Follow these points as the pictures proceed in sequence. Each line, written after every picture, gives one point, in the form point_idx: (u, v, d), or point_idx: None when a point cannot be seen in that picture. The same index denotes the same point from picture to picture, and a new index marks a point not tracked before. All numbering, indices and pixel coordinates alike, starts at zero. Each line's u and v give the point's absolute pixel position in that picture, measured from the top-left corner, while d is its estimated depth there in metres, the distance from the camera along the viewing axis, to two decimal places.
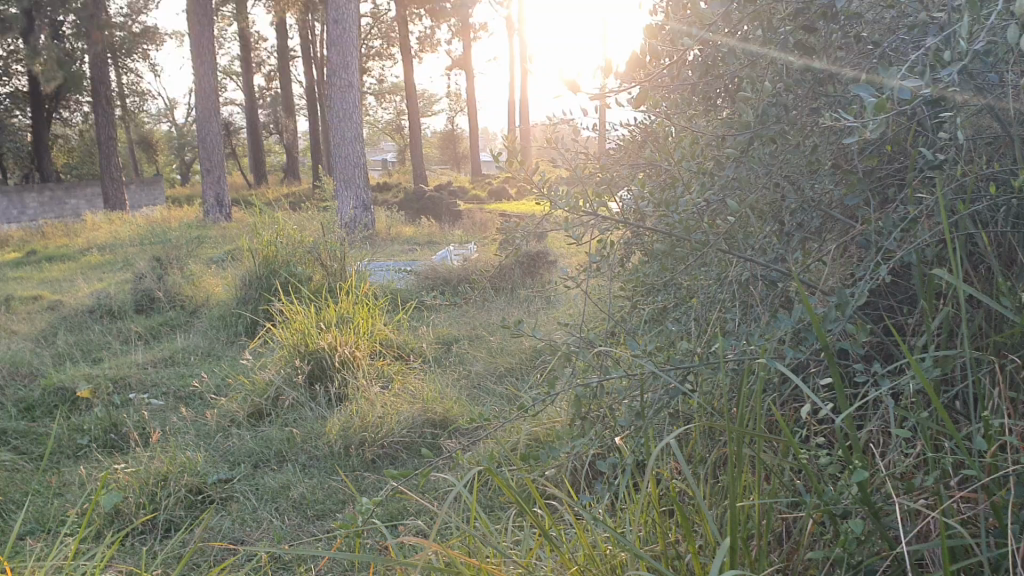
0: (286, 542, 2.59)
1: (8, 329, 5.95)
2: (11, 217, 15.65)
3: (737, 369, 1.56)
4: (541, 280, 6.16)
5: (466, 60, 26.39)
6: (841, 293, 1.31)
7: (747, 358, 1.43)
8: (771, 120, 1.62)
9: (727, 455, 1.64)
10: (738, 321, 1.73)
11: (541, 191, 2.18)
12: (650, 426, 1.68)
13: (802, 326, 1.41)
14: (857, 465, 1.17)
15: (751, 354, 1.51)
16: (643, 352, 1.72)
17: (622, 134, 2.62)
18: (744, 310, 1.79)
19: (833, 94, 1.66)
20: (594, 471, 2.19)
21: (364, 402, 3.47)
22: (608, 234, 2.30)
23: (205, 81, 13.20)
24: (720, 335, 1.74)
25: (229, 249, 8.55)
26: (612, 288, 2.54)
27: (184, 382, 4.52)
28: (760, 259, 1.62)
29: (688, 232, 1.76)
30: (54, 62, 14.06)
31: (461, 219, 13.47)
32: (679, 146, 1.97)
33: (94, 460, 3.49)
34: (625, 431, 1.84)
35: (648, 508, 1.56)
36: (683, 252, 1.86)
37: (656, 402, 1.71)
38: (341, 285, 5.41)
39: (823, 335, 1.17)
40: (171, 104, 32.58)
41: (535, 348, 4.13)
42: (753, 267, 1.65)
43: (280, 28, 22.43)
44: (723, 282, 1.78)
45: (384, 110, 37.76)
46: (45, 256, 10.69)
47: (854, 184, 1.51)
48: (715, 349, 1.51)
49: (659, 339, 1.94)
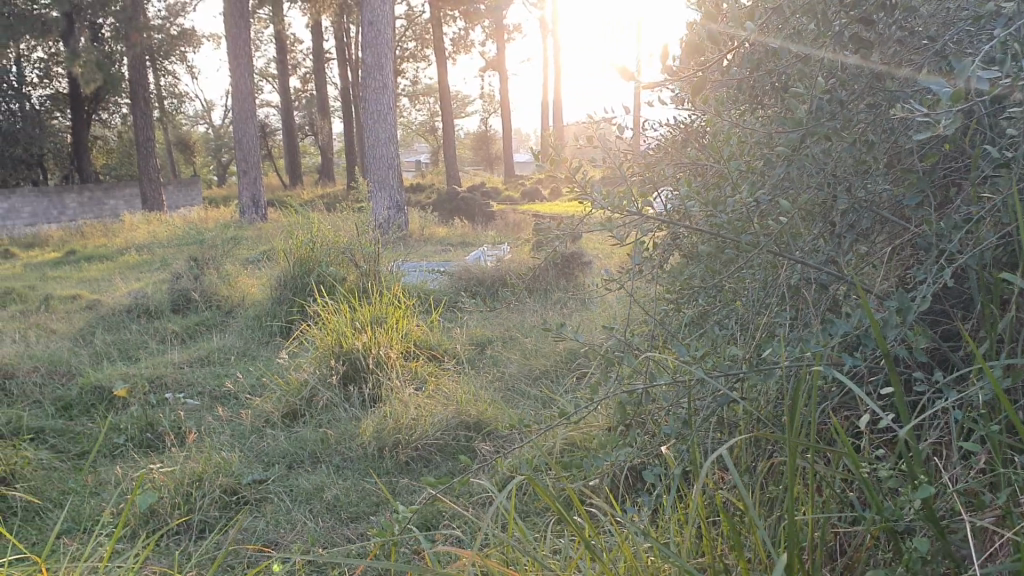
0: (320, 545, 2.57)
1: (48, 328, 6.02)
2: (51, 217, 15.90)
3: (787, 375, 1.51)
4: (575, 282, 6.12)
5: (500, 61, 26.40)
6: (903, 298, 1.26)
7: (800, 365, 1.38)
8: (825, 116, 1.56)
9: (775, 464, 1.59)
10: (787, 325, 1.67)
11: (582, 190, 2.13)
12: (695, 435, 1.64)
13: (858, 332, 1.36)
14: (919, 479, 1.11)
15: (803, 361, 1.46)
16: (689, 359, 1.68)
17: (661, 134, 2.57)
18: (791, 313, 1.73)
19: (889, 89, 1.59)
20: (634, 478, 2.15)
21: (399, 403, 3.44)
22: (649, 235, 2.25)
23: (241, 83, 13.32)
24: (767, 338, 1.70)
25: (265, 249, 8.60)
26: (650, 290, 2.49)
27: (219, 382, 4.53)
28: (812, 262, 1.56)
29: (735, 234, 1.70)
30: (94, 65, 14.26)
31: (495, 220, 13.47)
32: (726, 145, 1.91)
33: (130, 459, 3.51)
34: (667, 438, 1.80)
35: (694, 519, 1.52)
36: (729, 253, 1.81)
37: (701, 409, 1.66)
38: (375, 286, 5.40)
39: (883, 342, 1.12)
40: (208, 106, 32.95)
41: (570, 350, 4.09)
42: (803, 270, 1.59)
43: (315, 30, 22.60)
44: (768, 285, 1.73)
45: (417, 111, 37.92)
46: (84, 256, 10.83)
47: (913, 184, 1.45)
48: (765, 356, 1.46)
49: (703, 343, 1.89)
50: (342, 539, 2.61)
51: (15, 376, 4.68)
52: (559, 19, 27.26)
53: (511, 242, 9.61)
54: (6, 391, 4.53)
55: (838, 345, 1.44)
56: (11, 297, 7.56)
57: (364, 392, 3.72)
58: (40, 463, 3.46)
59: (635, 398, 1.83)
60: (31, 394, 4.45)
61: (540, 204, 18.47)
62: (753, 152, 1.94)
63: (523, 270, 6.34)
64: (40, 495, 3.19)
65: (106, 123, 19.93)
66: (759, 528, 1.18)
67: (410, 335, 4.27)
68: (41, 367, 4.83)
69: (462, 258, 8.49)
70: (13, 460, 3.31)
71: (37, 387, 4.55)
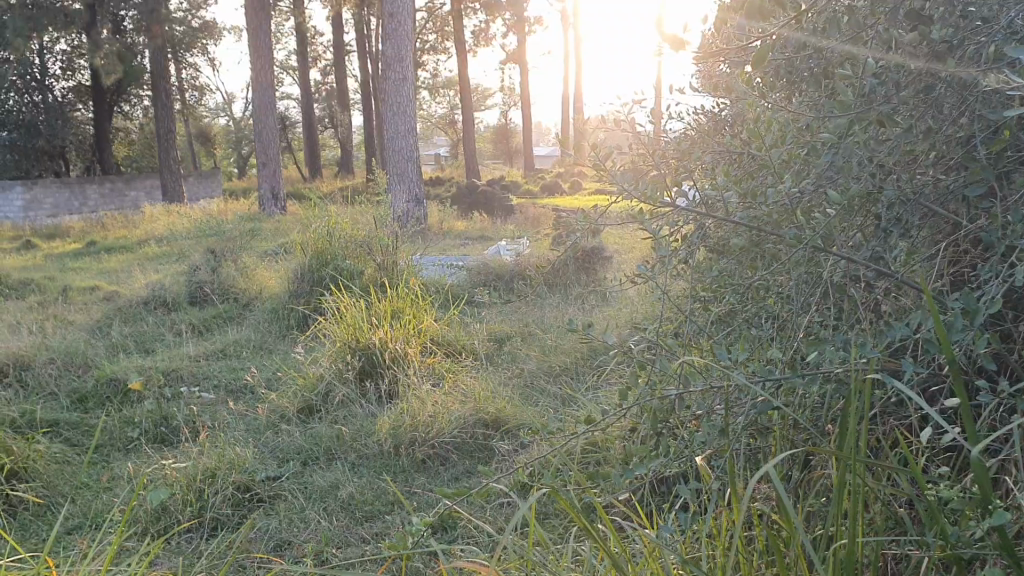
0: (333, 545, 2.52)
1: (65, 319, 5.99)
2: (73, 209, 15.96)
3: (836, 379, 1.43)
4: (595, 277, 6.04)
5: (520, 54, 26.29)
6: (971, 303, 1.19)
7: (852, 371, 1.31)
8: (875, 101, 1.47)
9: (819, 476, 1.52)
10: (831, 325, 1.59)
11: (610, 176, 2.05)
12: (733, 444, 1.57)
13: (920, 336, 1.28)
14: (991, 501, 1.04)
15: (854, 363, 1.38)
16: (730, 364, 1.60)
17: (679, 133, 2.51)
18: (834, 311, 1.64)
19: (948, 72, 1.49)
20: (663, 492, 2.07)
21: (416, 399, 3.37)
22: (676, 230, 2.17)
23: (261, 75, 13.31)
24: (809, 339, 1.62)
25: (283, 242, 8.56)
26: (677, 286, 2.40)
27: (236, 375, 4.48)
28: (861, 258, 1.48)
29: (776, 229, 1.63)
30: (115, 57, 14.27)
31: (514, 214, 13.37)
32: (764, 132, 1.83)
33: (144, 454, 3.46)
34: (703, 449, 1.72)
35: (732, 537, 1.44)
36: (772, 249, 1.73)
37: (740, 414, 1.59)
38: (393, 280, 5.33)
39: (950, 352, 1.05)
40: (229, 98, 33.00)
41: (589, 347, 4.02)
42: (849, 266, 1.51)
43: (336, 23, 22.60)
44: (808, 283, 1.65)
45: (437, 105, 37.88)
46: (104, 247, 10.83)
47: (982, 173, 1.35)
48: (814, 360, 1.39)
49: (742, 345, 1.80)
50: (356, 539, 2.54)
51: (31, 368, 4.65)
52: (580, 12, 27.17)
53: (531, 237, 9.53)
54: (22, 383, 4.50)
55: (882, 346, 1.36)
56: (29, 288, 7.55)
57: (380, 388, 3.66)
58: (53, 456, 3.43)
59: (664, 402, 1.77)
60: (47, 386, 4.42)
61: (560, 198, 18.38)
62: (794, 139, 1.84)
63: (543, 265, 6.26)
64: (52, 489, 3.15)
65: (127, 114, 20.00)
66: (801, 532, 1.12)
67: (426, 330, 4.19)
68: (57, 358, 4.80)
69: (482, 252, 8.41)
70: (26, 453, 3.27)
71: (53, 379, 4.53)
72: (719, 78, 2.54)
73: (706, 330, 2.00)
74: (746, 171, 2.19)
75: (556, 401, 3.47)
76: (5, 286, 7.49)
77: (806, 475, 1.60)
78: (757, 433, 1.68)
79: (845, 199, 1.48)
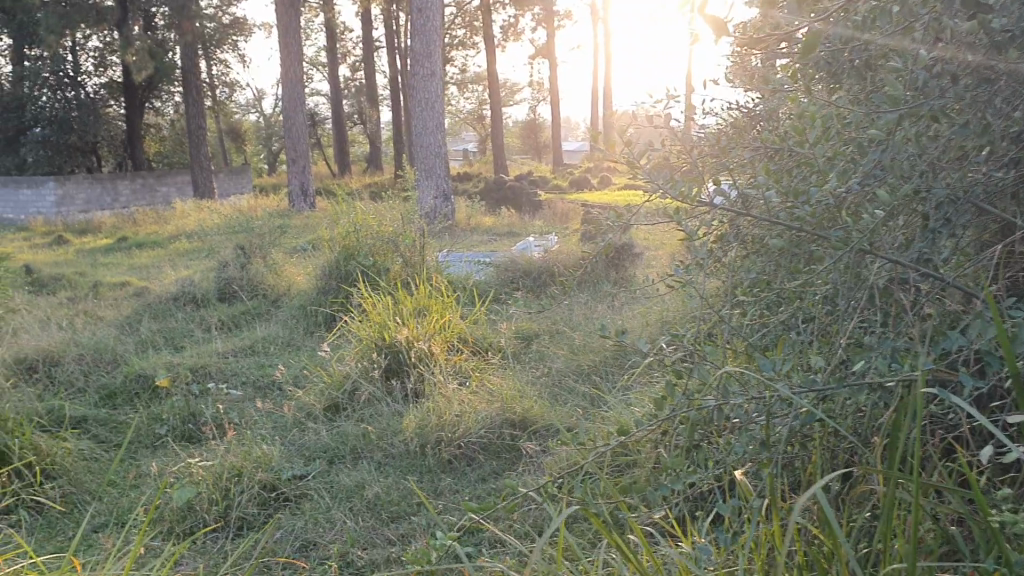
0: (359, 547, 2.48)
1: (95, 315, 6.03)
2: (105, 204, 16.11)
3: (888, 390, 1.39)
4: (624, 274, 5.98)
5: (549, 49, 26.21)
6: None
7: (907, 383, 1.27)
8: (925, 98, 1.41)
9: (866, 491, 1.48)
10: (877, 331, 1.54)
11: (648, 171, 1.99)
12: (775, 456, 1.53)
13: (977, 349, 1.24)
14: None
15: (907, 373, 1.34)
16: (774, 373, 1.56)
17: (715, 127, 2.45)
18: (879, 316, 1.59)
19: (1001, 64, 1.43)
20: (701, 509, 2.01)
21: (442, 398, 3.33)
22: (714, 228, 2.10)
23: (290, 71, 13.35)
24: (853, 346, 1.57)
25: (311, 238, 8.58)
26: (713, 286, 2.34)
27: (264, 372, 4.47)
28: (911, 262, 1.43)
29: (820, 229, 1.57)
30: (146, 54, 14.37)
31: (542, 209, 13.32)
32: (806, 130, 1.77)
33: (171, 451, 3.46)
34: (743, 461, 1.67)
35: (778, 555, 1.40)
36: (815, 251, 1.67)
37: (784, 424, 1.55)
38: (421, 276, 5.31)
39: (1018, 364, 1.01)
40: (259, 95, 33.17)
41: (618, 346, 3.97)
42: (897, 270, 1.46)
43: (364, 18, 22.63)
44: (852, 287, 1.60)
45: (465, 100, 37.87)
46: (135, 243, 10.90)
47: None
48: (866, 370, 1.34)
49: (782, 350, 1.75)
50: (381, 540, 2.51)
51: (60, 364, 4.67)
52: (609, 6, 27.02)
53: (559, 233, 9.47)
54: (52, 379, 4.53)
55: (932, 354, 1.31)
56: (61, 283, 7.61)
57: (408, 386, 3.63)
58: (80, 454, 3.43)
59: (703, 412, 1.73)
60: (76, 382, 4.44)
61: (588, 193, 18.29)
62: (836, 135, 1.79)
63: (572, 262, 6.21)
64: (80, 487, 3.16)
65: (158, 110, 20.17)
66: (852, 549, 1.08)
67: (454, 328, 4.15)
68: (86, 354, 4.82)
69: (510, 248, 8.37)
70: (54, 450, 3.28)
71: (82, 375, 4.54)
72: (754, 72, 2.47)
73: (744, 334, 1.95)
74: (782, 166, 2.13)
75: (585, 402, 3.42)
76: (38, 281, 7.56)
77: (850, 487, 1.56)
78: (799, 442, 1.64)
79: (893, 200, 1.42)
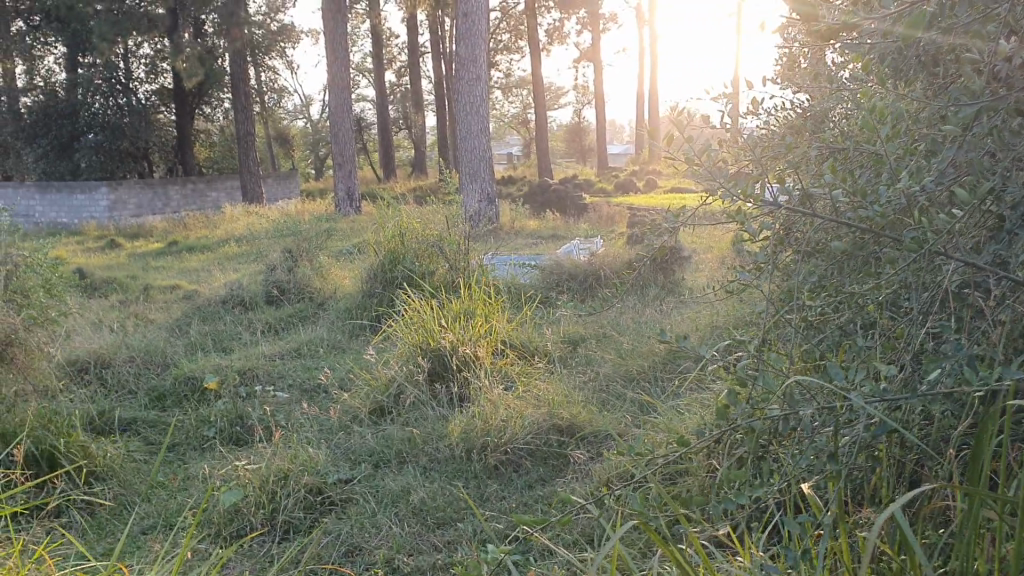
0: (405, 554, 2.46)
1: (146, 318, 6.12)
2: (156, 209, 16.37)
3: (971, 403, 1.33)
4: (670, 277, 5.91)
5: (594, 52, 26.13)
6: None
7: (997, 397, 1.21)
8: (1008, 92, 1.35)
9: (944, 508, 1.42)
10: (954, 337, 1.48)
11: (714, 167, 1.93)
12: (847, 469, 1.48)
13: None
14: None
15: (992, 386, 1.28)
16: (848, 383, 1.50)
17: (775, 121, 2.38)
18: (954, 323, 1.53)
19: None
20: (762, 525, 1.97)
21: (487, 403, 3.30)
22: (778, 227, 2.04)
23: (337, 77, 13.47)
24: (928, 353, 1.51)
25: (357, 242, 8.62)
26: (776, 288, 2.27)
27: (310, 375, 4.49)
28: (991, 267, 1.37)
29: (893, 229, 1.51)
30: (196, 60, 14.58)
31: (587, 213, 13.26)
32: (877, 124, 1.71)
33: (218, 453, 3.48)
34: (812, 472, 1.62)
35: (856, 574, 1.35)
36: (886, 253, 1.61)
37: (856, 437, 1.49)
38: (466, 280, 5.29)
39: None
40: (306, 101, 33.52)
41: (666, 351, 3.91)
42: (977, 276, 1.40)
43: (410, 24, 22.77)
44: (926, 292, 1.54)
45: (510, 104, 37.92)
46: (185, 247, 11.05)
47: None
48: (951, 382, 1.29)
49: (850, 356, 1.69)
50: (428, 547, 2.49)
51: (112, 366, 4.73)
52: (655, 8, 26.87)
53: (604, 235, 9.42)
54: (103, 382, 4.59)
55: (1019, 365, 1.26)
56: (113, 286, 7.73)
57: (452, 391, 3.59)
58: (129, 455, 3.46)
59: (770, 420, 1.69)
60: (126, 385, 4.49)
61: (634, 196, 18.18)
62: (909, 130, 1.72)
63: (619, 265, 6.15)
64: (129, 488, 3.19)
65: (208, 116, 20.47)
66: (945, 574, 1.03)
67: (500, 332, 4.12)
68: (136, 356, 4.87)
69: (554, 252, 8.34)
70: (103, 452, 3.31)
71: (133, 378, 4.60)
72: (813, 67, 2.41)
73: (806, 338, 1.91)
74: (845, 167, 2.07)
75: (633, 409, 3.37)
76: (91, 285, 7.70)
77: (924, 504, 1.51)
78: (869, 457, 1.58)
79: (973, 199, 1.36)
